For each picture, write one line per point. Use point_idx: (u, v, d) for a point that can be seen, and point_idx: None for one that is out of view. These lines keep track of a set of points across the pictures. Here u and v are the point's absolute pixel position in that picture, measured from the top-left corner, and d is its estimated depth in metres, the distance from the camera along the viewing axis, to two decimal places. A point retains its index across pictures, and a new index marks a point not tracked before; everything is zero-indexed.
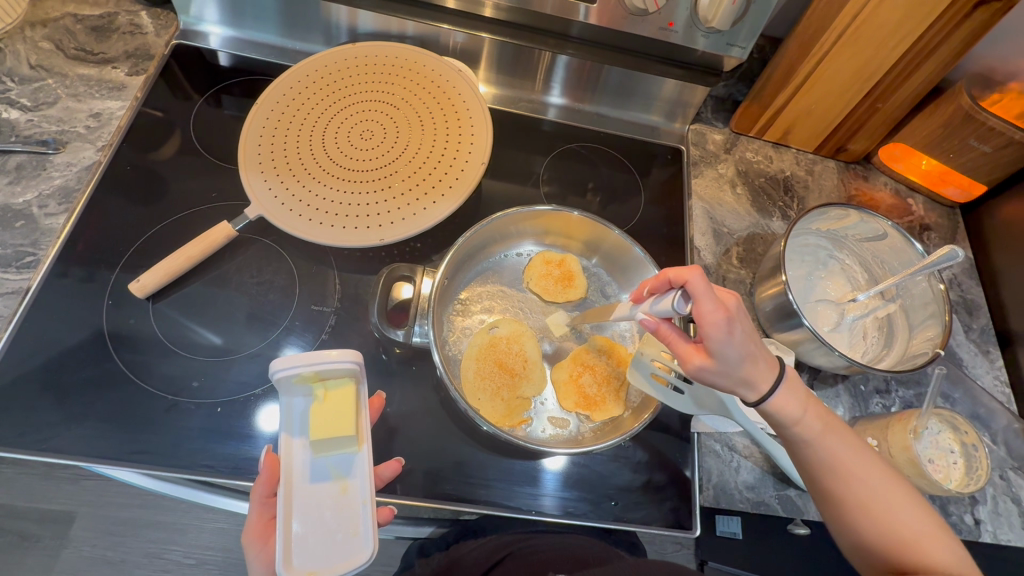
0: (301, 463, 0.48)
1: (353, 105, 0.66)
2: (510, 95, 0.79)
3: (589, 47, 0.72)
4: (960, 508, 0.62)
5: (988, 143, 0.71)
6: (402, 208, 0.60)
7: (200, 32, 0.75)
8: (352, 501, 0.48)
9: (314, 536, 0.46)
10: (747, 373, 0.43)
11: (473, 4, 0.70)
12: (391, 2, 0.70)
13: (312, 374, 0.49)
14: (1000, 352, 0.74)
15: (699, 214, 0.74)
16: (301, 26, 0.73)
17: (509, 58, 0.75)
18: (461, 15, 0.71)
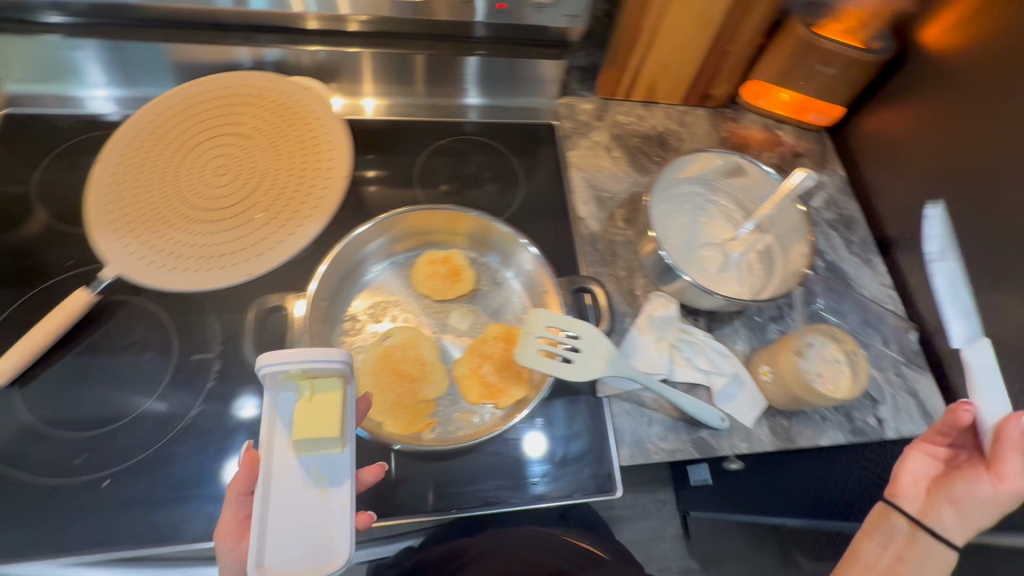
0: (279, 465, 0.42)
1: (203, 142, 0.64)
2: (400, 102, 0.80)
3: (494, 44, 0.74)
4: (863, 412, 0.66)
5: (834, 65, 0.74)
6: (267, 237, 0.58)
7: (85, 98, 0.73)
8: (330, 507, 0.41)
9: (285, 543, 0.40)
10: (977, 517, 0.46)
11: (337, 22, 0.70)
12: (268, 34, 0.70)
13: (299, 370, 0.43)
14: (882, 258, 0.78)
15: (580, 184, 0.75)
16: (134, 71, 0.71)
17: (372, 67, 0.74)
18: (330, 35, 0.71)
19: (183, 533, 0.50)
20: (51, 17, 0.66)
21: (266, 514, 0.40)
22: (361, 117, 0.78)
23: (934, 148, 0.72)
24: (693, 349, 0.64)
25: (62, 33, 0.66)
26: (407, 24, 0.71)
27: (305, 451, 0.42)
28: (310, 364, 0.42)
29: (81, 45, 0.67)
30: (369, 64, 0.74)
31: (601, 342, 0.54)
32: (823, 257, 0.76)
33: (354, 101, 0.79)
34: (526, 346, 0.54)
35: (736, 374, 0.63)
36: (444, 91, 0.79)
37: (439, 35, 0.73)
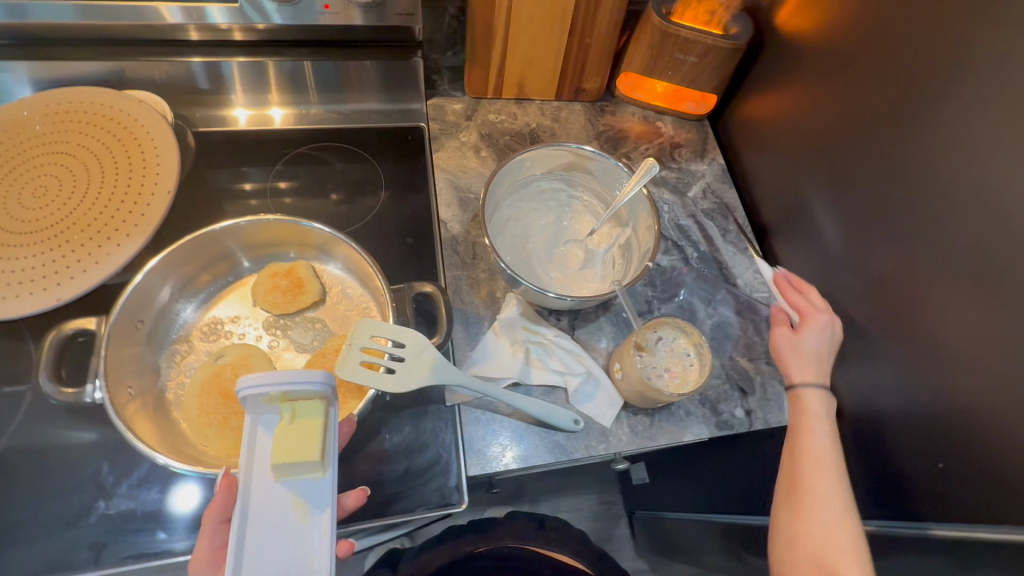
0: (264, 492, 0.41)
1: (22, 164, 0.61)
2: (305, 110, 0.79)
3: (398, 48, 0.76)
4: (730, 405, 0.64)
5: (692, 53, 0.73)
6: (82, 260, 0.56)
7: None
8: (311, 533, 0.40)
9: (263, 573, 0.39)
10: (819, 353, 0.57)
11: (218, 32, 0.70)
12: (158, 46, 0.70)
13: (281, 393, 0.43)
14: (759, 246, 0.77)
15: (444, 186, 0.73)
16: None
17: (241, 75, 0.74)
18: (211, 45, 0.71)
19: None
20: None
21: (247, 543, 0.39)
22: (269, 127, 0.77)
23: (797, 131, 0.71)
24: (546, 350, 0.62)
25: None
26: (267, 32, 0.71)
27: (287, 475, 0.41)
28: (292, 388, 0.42)
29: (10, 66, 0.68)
30: (273, 72, 0.74)
31: (426, 349, 0.53)
32: (696, 247, 0.75)
33: (263, 111, 0.78)
34: (348, 361, 0.51)
35: (589, 372, 0.62)
36: (341, 100, 0.79)
37: (322, 41, 0.74)
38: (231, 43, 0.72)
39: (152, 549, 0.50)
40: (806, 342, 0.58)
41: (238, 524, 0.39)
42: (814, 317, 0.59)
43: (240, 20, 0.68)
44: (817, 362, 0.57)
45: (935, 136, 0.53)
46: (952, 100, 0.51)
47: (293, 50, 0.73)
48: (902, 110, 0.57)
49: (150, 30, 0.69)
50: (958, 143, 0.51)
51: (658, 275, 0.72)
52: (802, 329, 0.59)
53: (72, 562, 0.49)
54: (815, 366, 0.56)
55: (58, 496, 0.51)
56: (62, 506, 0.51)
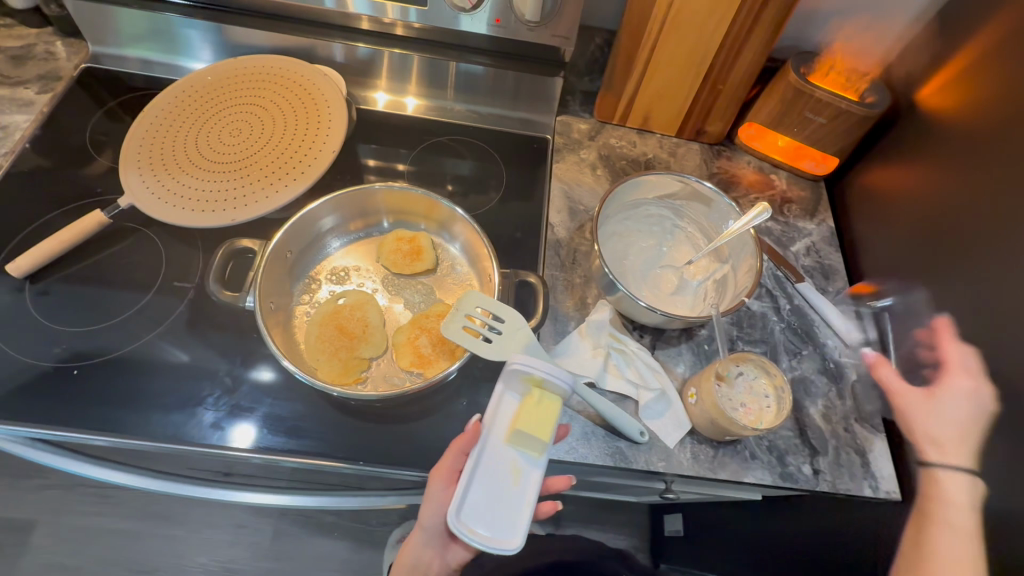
0: (501, 452, 0.51)
1: (228, 110, 0.74)
2: (444, 106, 0.89)
3: (517, 61, 0.83)
4: (798, 459, 0.64)
5: (822, 114, 0.76)
6: (257, 192, 0.67)
7: (186, 67, 0.87)
8: (519, 495, 0.50)
9: (480, 511, 0.49)
10: (954, 437, 0.57)
11: (385, 27, 0.81)
12: (323, 30, 0.82)
13: (537, 379, 0.51)
14: (857, 313, 0.76)
15: (558, 194, 0.79)
16: (187, 46, 0.85)
17: (386, 65, 0.85)
18: (375, 36, 0.83)
19: (125, 428, 0.59)
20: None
21: (477, 481, 0.50)
22: (402, 112, 0.88)
23: (918, 206, 0.70)
24: (626, 359, 0.65)
25: (185, 13, 0.81)
26: (427, 32, 0.81)
27: (518, 444, 0.51)
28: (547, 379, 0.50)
29: (194, 24, 0.82)
30: (417, 66, 0.84)
31: (521, 329, 0.58)
32: (790, 300, 0.75)
33: (397, 98, 0.88)
34: (454, 320, 0.58)
35: (663, 391, 0.64)
36: (474, 100, 0.88)
37: (475, 48, 0.83)
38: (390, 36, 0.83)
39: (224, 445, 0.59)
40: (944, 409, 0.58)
41: (472, 467, 0.50)
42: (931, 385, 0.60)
43: (414, 19, 0.79)
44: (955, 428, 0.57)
45: None
46: None
47: (447, 52, 0.83)
48: None
49: (345, 17, 0.80)
50: None
51: (747, 318, 0.73)
52: (938, 394, 0.59)
53: (193, 437, 0.59)
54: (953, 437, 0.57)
55: (196, 379, 0.62)
56: (198, 389, 0.62)
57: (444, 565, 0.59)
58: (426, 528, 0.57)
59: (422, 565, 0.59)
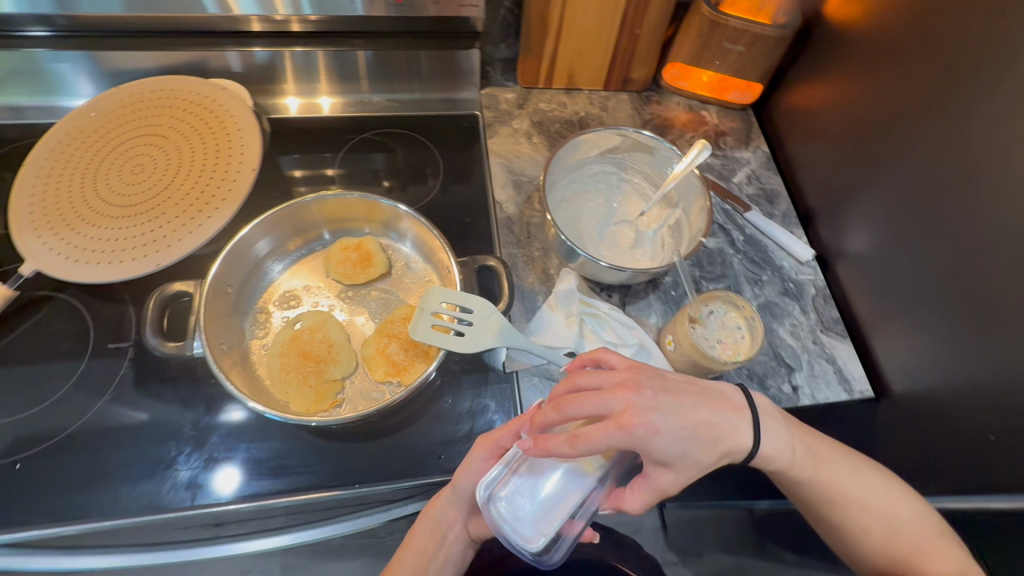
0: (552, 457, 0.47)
1: (124, 145, 0.67)
2: (361, 99, 0.84)
3: (424, 38, 0.78)
4: (777, 380, 0.66)
5: (739, 43, 0.76)
6: (178, 229, 0.61)
7: (67, 107, 0.78)
8: (556, 502, 0.46)
9: (510, 496, 0.46)
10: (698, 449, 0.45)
11: (280, 24, 0.75)
12: (213, 38, 0.75)
13: None
14: (804, 230, 0.79)
15: (499, 170, 0.77)
16: (60, 83, 0.76)
17: (292, 67, 0.79)
18: (273, 36, 0.76)
19: (90, 511, 0.54)
20: (38, 30, 0.72)
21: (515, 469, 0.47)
22: (318, 114, 0.82)
23: (842, 118, 0.73)
24: (600, 322, 0.64)
25: (43, 46, 0.72)
26: (325, 23, 0.75)
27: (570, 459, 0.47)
28: None
29: (58, 57, 0.73)
30: (323, 61, 0.78)
31: (492, 314, 0.56)
32: (742, 230, 0.77)
33: (311, 100, 0.83)
34: (420, 321, 0.56)
35: (642, 344, 0.64)
36: (391, 88, 0.84)
37: (380, 31, 0.78)
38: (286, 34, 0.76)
39: (211, 499, 0.55)
40: (657, 439, 0.43)
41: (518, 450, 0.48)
42: (546, 440, 0.43)
43: (310, 12, 0.73)
44: (696, 445, 0.45)
45: (983, 115, 0.54)
46: (995, 81, 0.53)
47: (350, 40, 0.77)
48: (947, 92, 0.58)
49: (232, 21, 0.74)
50: (1011, 122, 0.51)
51: (706, 257, 0.74)
52: (620, 424, 0.43)
53: (170, 502, 0.55)
54: (711, 447, 0.45)
55: (159, 442, 0.58)
56: (162, 451, 0.57)
57: (460, 529, 0.58)
58: (458, 492, 0.54)
59: (444, 523, 0.57)
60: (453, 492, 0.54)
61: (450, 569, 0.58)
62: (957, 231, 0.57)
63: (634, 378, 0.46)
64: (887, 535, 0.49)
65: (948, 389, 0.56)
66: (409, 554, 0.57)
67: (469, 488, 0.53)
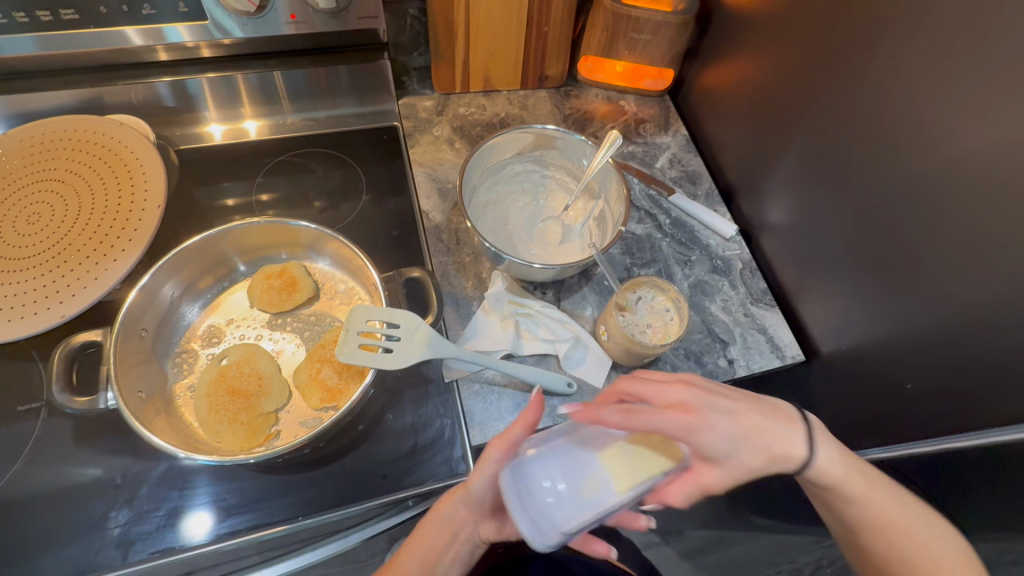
0: (596, 442, 0.40)
1: (15, 194, 0.63)
2: (279, 120, 0.82)
3: (335, 54, 0.77)
4: (714, 356, 0.68)
5: (644, 32, 0.78)
6: (82, 276, 0.58)
7: None
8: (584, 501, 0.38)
9: (533, 475, 0.39)
10: (748, 453, 0.43)
11: (189, 51, 0.72)
12: (115, 71, 0.71)
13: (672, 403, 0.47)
14: (727, 206, 0.82)
15: (423, 179, 0.77)
16: None
17: (212, 94, 0.77)
18: (181, 64, 0.73)
19: None
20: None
21: (549, 455, 0.40)
22: (245, 139, 0.80)
23: (751, 96, 0.75)
24: (534, 321, 0.65)
25: None
26: (237, 46, 0.73)
27: (615, 457, 0.39)
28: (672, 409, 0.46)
29: None
30: (244, 84, 0.77)
31: (419, 327, 0.56)
32: (668, 213, 0.79)
33: (236, 125, 0.80)
34: (346, 342, 0.54)
35: (577, 338, 0.64)
36: (309, 106, 0.82)
37: (300, 51, 0.76)
38: (198, 60, 0.74)
39: (181, 543, 0.54)
40: (708, 432, 0.42)
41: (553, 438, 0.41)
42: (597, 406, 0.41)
43: (223, 36, 0.69)
44: (746, 448, 0.43)
45: (869, 82, 0.57)
46: (876, 49, 0.56)
47: (259, 63, 0.76)
48: (838, 63, 0.61)
49: (128, 53, 0.70)
50: (894, 86, 0.54)
51: (634, 243, 0.75)
52: (674, 411, 0.42)
53: (100, 564, 0.52)
54: (762, 451, 0.44)
55: (83, 501, 0.55)
56: (88, 511, 0.54)
57: (472, 530, 0.53)
58: (472, 495, 0.49)
59: (454, 522, 0.53)
60: (467, 493, 0.48)
61: (457, 569, 0.54)
62: (862, 194, 0.59)
63: (692, 378, 0.46)
64: (907, 547, 0.46)
65: (867, 346, 0.59)
66: (415, 549, 0.54)
67: (483, 492, 0.46)
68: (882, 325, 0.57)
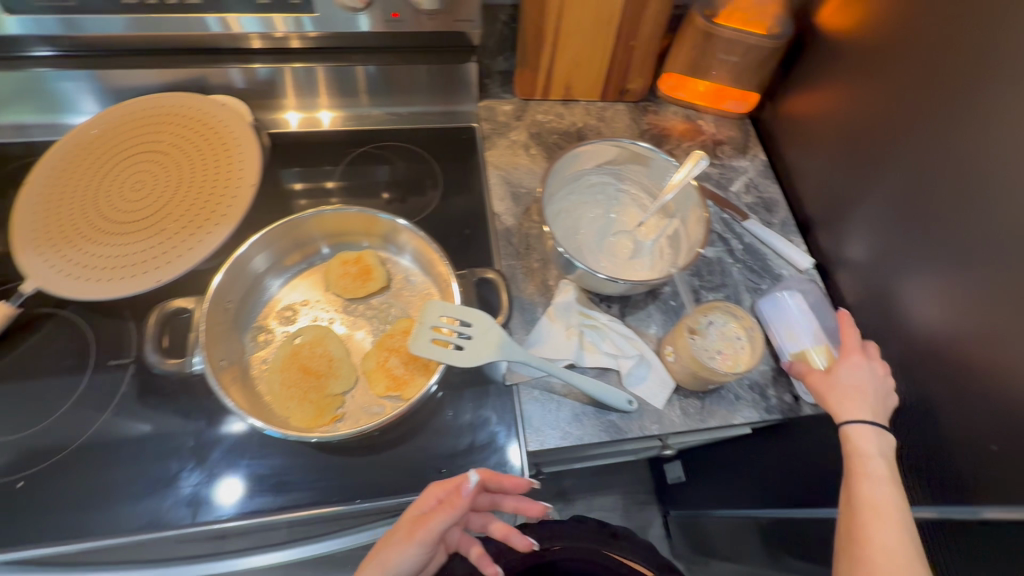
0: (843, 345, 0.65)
1: (124, 162, 0.68)
2: (359, 112, 0.85)
3: (424, 52, 0.78)
4: (779, 390, 0.66)
5: (735, 53, 0.77)
6: (178, 245, 0.62)
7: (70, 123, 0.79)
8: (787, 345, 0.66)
9: (787, 316, 0.68)
10: (848, 400, 0.56)
11: (280, 42, 0.75)
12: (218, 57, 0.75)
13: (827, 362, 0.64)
14: (802, 237, 0.79)
15: (498, 182, 0.78)
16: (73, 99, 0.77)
17: (293, 83, 0.79)
18: (272, 52, 0.76)
19: (94, 529, 0.54)
20: (41, 50, 0.71)
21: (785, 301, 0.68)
22: (318, 129, 0.83)
23: (840, 127, 0.73)
24: (599, 334, 0.65)
25: (51, 65, 0.72)
26: (324, 39, 0.75)
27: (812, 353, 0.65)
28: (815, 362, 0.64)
29: (69, 75, 0.74)
30: (323, 77, 0.79)
31: (491, 328, 0.57)
32: (741, 239, 0.77)
33: (310, 114, 0.84)
34: (419, 335, 0.56)
35: (642, 356, 0.64)
36: (388, 101, 0.84)
37: (380, 47, 0.78)
38: (286, 50, 0.76)
39: (245, 510, 0.56)
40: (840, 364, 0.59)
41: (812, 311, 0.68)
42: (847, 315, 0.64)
43: (312, 28, 0.71)
44: (860, 393, 0.56)
45: (975, 125, 0.54)
46: (989, 91, 0.53)
47: (346, 56, 0.78)
48: (941, 103, 0.58)
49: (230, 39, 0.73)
50: (1004, 131, 0.52)
51: (704, 266, 0.74)
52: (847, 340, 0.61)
53: (171, 520, 0.55)
54: (851, 399, 0.56)
55: (158, 458, 0.57)
56: (162, 468, 0.57)
57: None
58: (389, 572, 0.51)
59: None
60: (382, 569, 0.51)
61: None
62: (956, 241, 0.56)
63: (870, 356, 0.60)
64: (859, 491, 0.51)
65: (947, 398, 0.56)
66: None
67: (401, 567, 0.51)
68: (960, 377, 0.54)
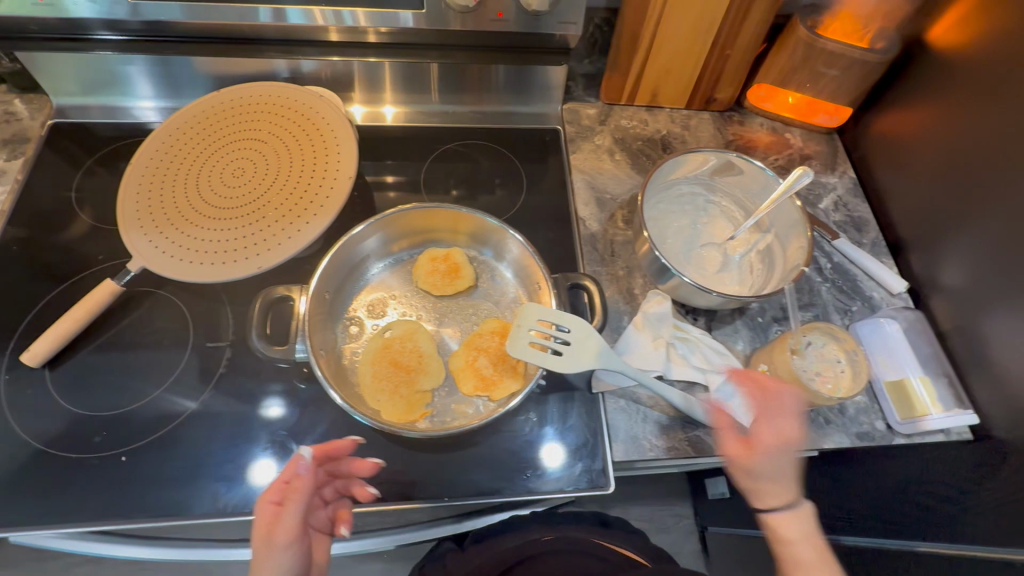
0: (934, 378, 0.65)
1: (224, 149, 0.69)
2: (422, 108, 0.84)
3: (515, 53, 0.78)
4: (870, 416, 0.64)
5: (835, 66, 0.75)
6: (278, 233, 0.63)
7: (132, 107, 0.80)
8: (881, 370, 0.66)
9: (882, 342, 0.68)
10: None
11: (357, 34, 0.75)
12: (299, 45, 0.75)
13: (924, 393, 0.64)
14: (894, 259, 0.76)
15: (582, 186, 0.77)
16: (168, 85, 0.79)
17: (362, 78, 0.79)
18: (348, 45, 0.76)
19: (192, 507, 0.55)
20: (107, 34, 0.73)
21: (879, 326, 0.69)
22: (381, 123, 0.83)
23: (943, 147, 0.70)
24: (690, 347, 0.64)
25: (113, 49, 0.73)
26: (401, 36, 0.75)
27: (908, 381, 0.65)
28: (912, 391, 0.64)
29: (131, 59, 0.74)
30: (391, 71, 0.78)
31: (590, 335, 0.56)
32: (829, 257, 0.75)
33: (376, 109, 0.83)
34: (517, 338, 0.56)
35: None
36: (461, 99, 0.83)
37: (452, 44, 0.77)
38: (362, 44, 0.76)
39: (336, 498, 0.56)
40: None
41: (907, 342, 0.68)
42: None
43: (374, 23, 0.71)
44: None
45: None
46: None
47: (421, 53, 0.77)
48: None
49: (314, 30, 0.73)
50: None
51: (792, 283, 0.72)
52: None
53: None
54: None
55: (253, 442, 0.58)
56: (255, 452, 0.58)
57: None
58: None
59: None
60: None
61: None
62: None
63: None
64: None
65: None
66: None
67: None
68: None
